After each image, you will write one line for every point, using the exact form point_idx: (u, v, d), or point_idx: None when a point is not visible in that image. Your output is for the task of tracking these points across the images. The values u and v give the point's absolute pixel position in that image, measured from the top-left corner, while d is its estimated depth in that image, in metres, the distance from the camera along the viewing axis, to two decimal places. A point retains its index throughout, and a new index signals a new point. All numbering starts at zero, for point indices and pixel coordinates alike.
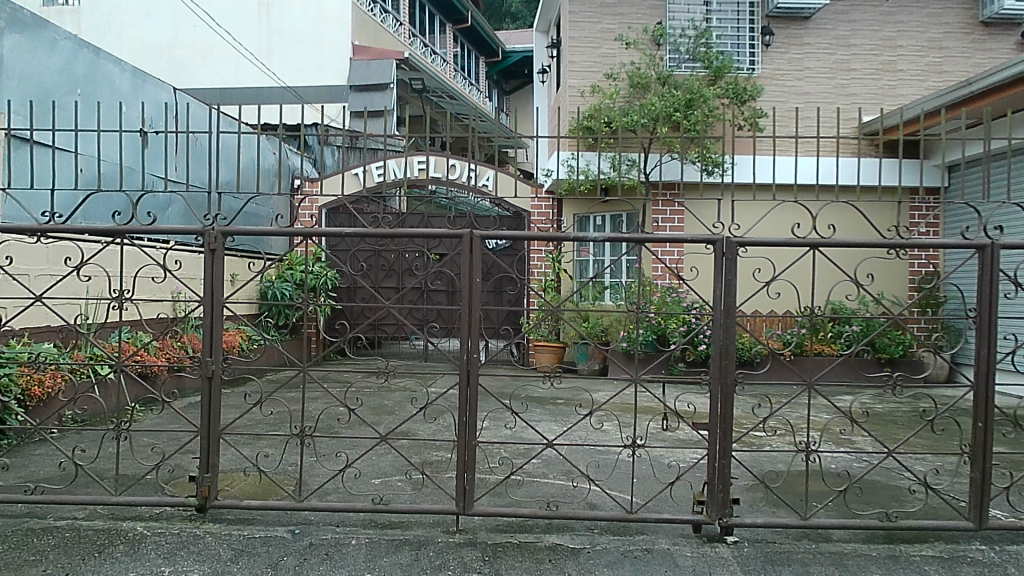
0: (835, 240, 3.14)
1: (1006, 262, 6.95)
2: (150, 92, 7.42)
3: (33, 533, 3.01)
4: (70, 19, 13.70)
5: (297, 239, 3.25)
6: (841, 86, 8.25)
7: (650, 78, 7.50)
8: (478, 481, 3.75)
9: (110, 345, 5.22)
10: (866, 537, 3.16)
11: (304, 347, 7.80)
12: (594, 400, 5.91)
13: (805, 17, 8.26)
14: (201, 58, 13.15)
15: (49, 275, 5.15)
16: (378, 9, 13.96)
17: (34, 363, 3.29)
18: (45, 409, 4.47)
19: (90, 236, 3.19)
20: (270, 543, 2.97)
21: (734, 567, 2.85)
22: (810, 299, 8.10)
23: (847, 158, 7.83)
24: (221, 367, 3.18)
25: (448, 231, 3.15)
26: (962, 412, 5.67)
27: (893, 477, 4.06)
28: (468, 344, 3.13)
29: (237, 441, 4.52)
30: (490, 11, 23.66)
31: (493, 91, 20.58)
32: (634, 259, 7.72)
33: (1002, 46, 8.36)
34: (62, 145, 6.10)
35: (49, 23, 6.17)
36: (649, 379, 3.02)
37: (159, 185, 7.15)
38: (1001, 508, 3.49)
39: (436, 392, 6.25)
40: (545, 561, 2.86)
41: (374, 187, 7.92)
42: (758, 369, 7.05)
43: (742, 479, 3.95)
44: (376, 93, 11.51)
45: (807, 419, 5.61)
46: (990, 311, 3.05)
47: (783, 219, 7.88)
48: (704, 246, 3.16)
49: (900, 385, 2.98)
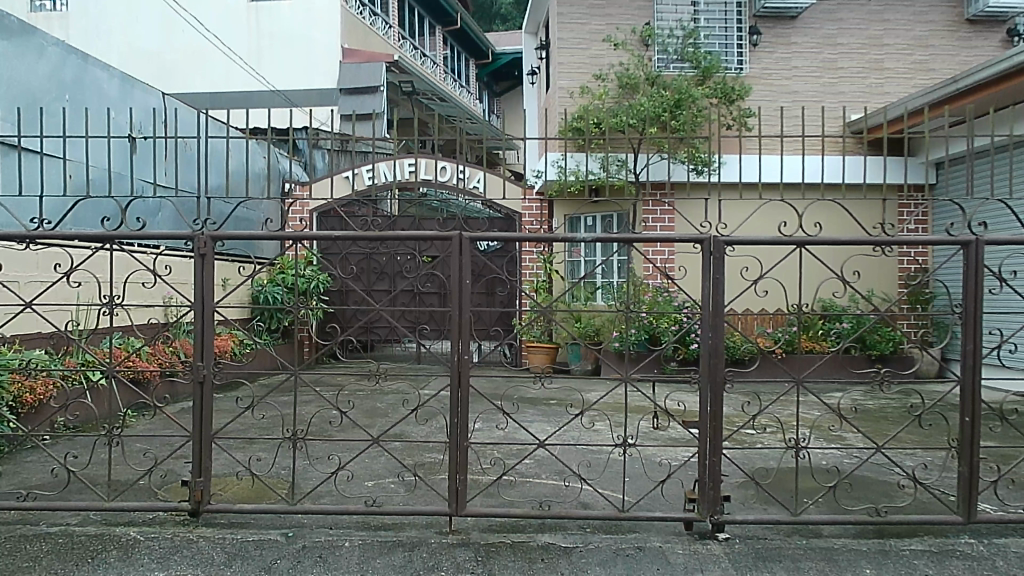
0: (822, 237, 3.13)
1: (994, 259, 7.03)
2: (138, 96, 7.41)
3: (26, 539, 3.01)
4: (58, 26, 13.66)
5: (287, 243, 3.24)
6: (828, 85, 8.31)
7: (639, 78, 7.56)
8: (471, 482, 3.77)
9: (102, 351, 5.24)
10: (856, 532, 3.18)
11: (296, 351, 7.83)
12: (585, 400, 5.95)
13: (792, 17, 8.31)
14: (191, 63, 13.12)
15: (38, 283, 5.15)
16: (368, 11, 13.98)
17: (25, 370, 3.28)
18: (35, 416, 4.48)
19: (79, 242, 3.17)
20: (264, 547, 2.98)
21: (726, 564, 2.88)
22: (799, 297, 8.19)
23: (835, 157, 7.89)
24: (213, 372, 3.17)
25: (437, 233, 3.16)
26: (951, 407, 5.75)
27: (883, 472, 4.11)
28: (460, 344, 3.15)
29: (230, 445, 4.53)
30: (479, 14, 23.74)
31: (483, 92, 20.61)
32: (625, 260, 7.80)
33: (988, 44, 8.44)
34: (51, 151, 6.08)
35: (38, 30, 6.15)
36: (640, 378, 3.04)
37: (148, 190, 7.13)
38: (990, 502, 3.53)
39: (429, 394, 6.28)
40: (537, 561, 2.88)
41: (364, 189, 7.94)
42: (748, 367, 7.12)
43: (732, 477, 3.99)
44: (367, 96, 11.57)
45: (797, 416, 5.66)
46: (976, 306, 3.09)
47: (770, 218, 7.96)
48: (692, 245, 3.18)
49: (887, 380, 3.00)
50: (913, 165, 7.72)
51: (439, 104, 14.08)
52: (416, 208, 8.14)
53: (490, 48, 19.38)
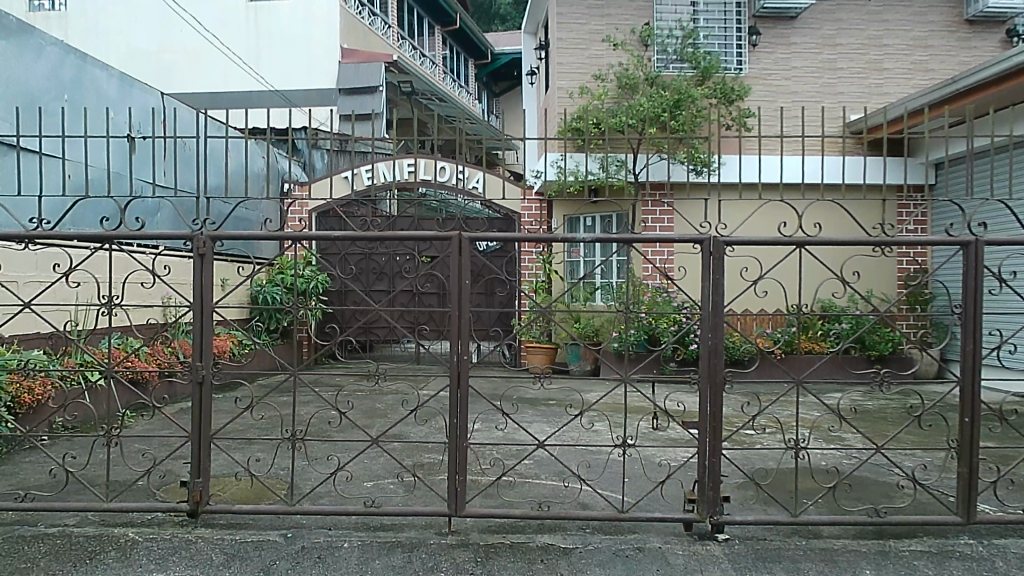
0: (821, 238, 3.12)
1: (992, 260, 7.03)
2: (137, 96, 7.40)
3: (24, 540, 3.00)
4: (57, 26, 13.64)
5: (286, 243, 3.23)
6: (828, 85, 8.31)
7: (639, 79, 7.56)
8: (471, 483, 3.77)
9: (101, 351, 5.23)
10: (856, 533, 3.18)
11: (295, 352, 7.83)
12: (584, 400, 5.96)
13: (791, 17, 8.31)
14: (190, 63, 13.11)
15: (37, 283, 5.14)
16: (367, 11, 13.99)
17: (23, 370, 3.27)
18: (35, 416, 4.48)
19: (78, 242, 3.16)
20: (263, 547, 2.97)
21: (725, 565, 2.87)
22: (799, 298, 8.19)
23: (834, 157, 7.90)
24: (212, 372, 3.16)
25: (436, 233, 3.15)
26: (950, 407, 5.75)
27: (882, 472, 4.11)
28: (459, 345, 3.14)
29: (229, 446, 4.52)
30: (479, 14, 23.74)
31: (482, 93, 20.61)
32: (624, 260, 7.80)
33: (986, 45, 8.44)
34: (50, 151, 6.08)
35: (37, 29, 6.14)
36: (640, 379, 3.03)
37: (147, 190, 7.12)
38: (990, 503, 3.52)
39: (428, 394, 6.28)
40: (536, 562, 2.88)
41: (363, 190, 7.94)
42: (747, 368, 7.13)
43: (732, 477, 3.99)
44: (366, 96, 11.56)
45: (796, 417, 5.66)
46: (976, 306, 3.09)
47: (769, 218, 7.96)
48: (691, 246, 3.17)
49: (887, 381, 3.00)
50: (912, 166, 7.72)
51: (439, 104, 14.10)
52: (415, 208, 8.14)
53: (489, 48, 19.39)
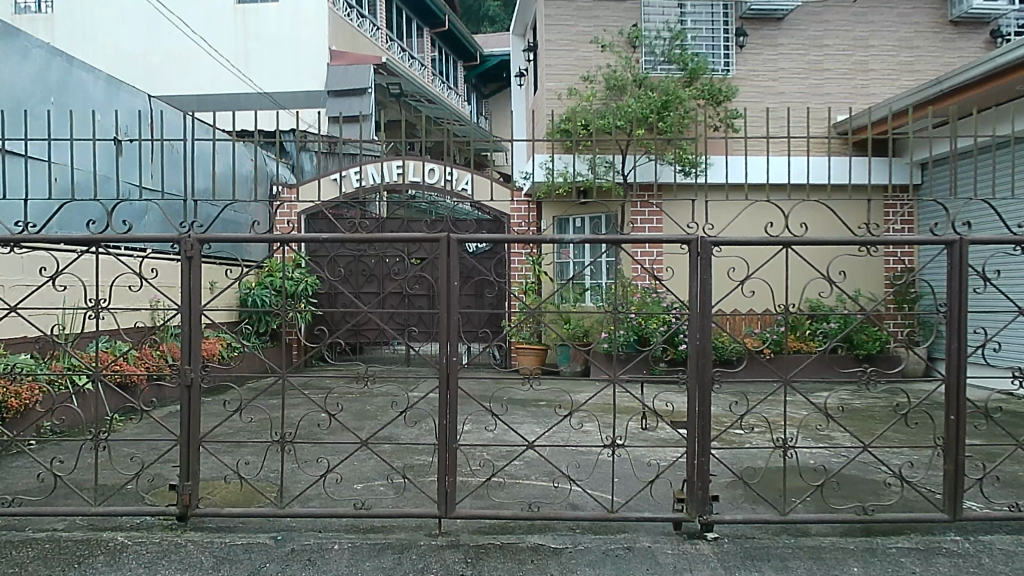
0: (808, 237, 3.13)
1: (976, 259, 7.15)
2: (125, 99, 7.39)
3: (11, 545, 2.98)
4: (43, 28, 13.58)
5: (274, 246, 3.20)
6: (814, 86, 8.37)
7: (627, 80, 7.65)
8: (460, 484, 3.79)
9: (89, 356, 5.21)
10: (845, 530, 3.20)
11: (284, 355, 7.90)
12: (574, 401, 6.00)
13: (778, 19, 8.36)
14: (178, 65, 13.06)
15: (25, 287, 5.13)
16: (356, 13, 13.97)
17: (10, 374, 3.23)
18: (22, 421, 4.45)
19: (64, 245, 3.13)
20: (253, 550, 2.97)
21: (714, 564, 2.90)
22: (787, 298, 8.30)
23: (819, 158, 7.97)
24: (200, 374, 3.13)
25: (425, 235, 3.14)
26: (936, 406, 5.82)
27: (870, 470, 4.16)
28: (449, 347, 3.14)
29: (217, 450, 4.52)
30: (468, 15, 23.76)
31: (471, 94, 20.69)
32: (613, 261, 7.97)
33: (972, 45, 8.54)
34: (36, 154, 6.06)
35: (22, 31, 6.07)
36: (628, 379, 3.02)
37: (134, 193, 7.12)
38: (976, 500, 3.57)
39: (417, 396, 6.34)
40: (527, 562, 2.90)
41: (352, 191, 8.03)
42: (736, 368, 7.22)
43: (721, 476, 4.03)
44: (353, 97, 11.73)
45: (784, 417, 5.73)
46: (960, 306, 3.11)
47: (755, 219, 8.07)
48: (679, 246, 3.18)
49: (874, 380, 3.00)
50: (897, 166, 7.79)
51: (427, 105, 14.32)
52: (404, 210, 8.15)
53: (479, 51, 19.49)
